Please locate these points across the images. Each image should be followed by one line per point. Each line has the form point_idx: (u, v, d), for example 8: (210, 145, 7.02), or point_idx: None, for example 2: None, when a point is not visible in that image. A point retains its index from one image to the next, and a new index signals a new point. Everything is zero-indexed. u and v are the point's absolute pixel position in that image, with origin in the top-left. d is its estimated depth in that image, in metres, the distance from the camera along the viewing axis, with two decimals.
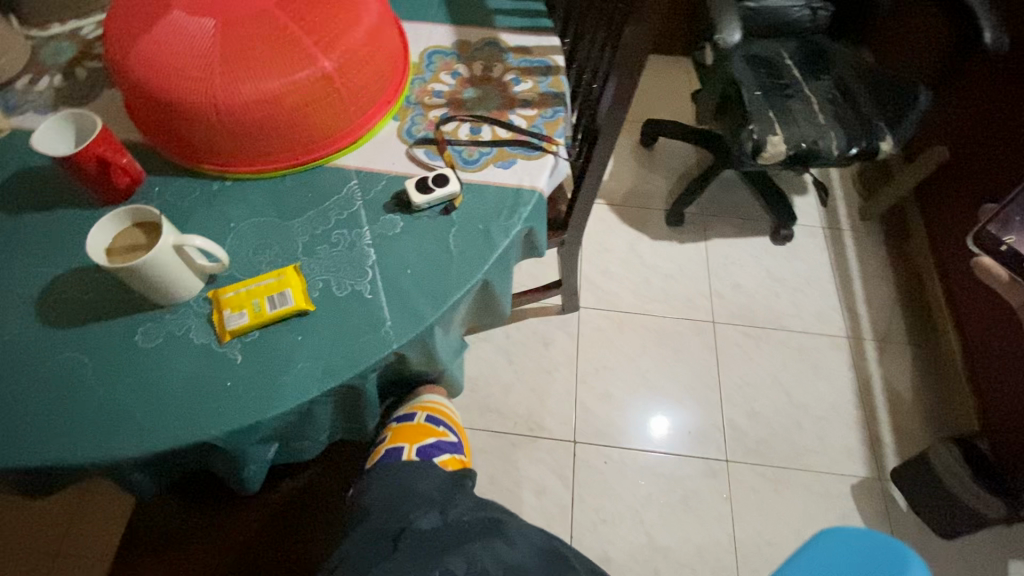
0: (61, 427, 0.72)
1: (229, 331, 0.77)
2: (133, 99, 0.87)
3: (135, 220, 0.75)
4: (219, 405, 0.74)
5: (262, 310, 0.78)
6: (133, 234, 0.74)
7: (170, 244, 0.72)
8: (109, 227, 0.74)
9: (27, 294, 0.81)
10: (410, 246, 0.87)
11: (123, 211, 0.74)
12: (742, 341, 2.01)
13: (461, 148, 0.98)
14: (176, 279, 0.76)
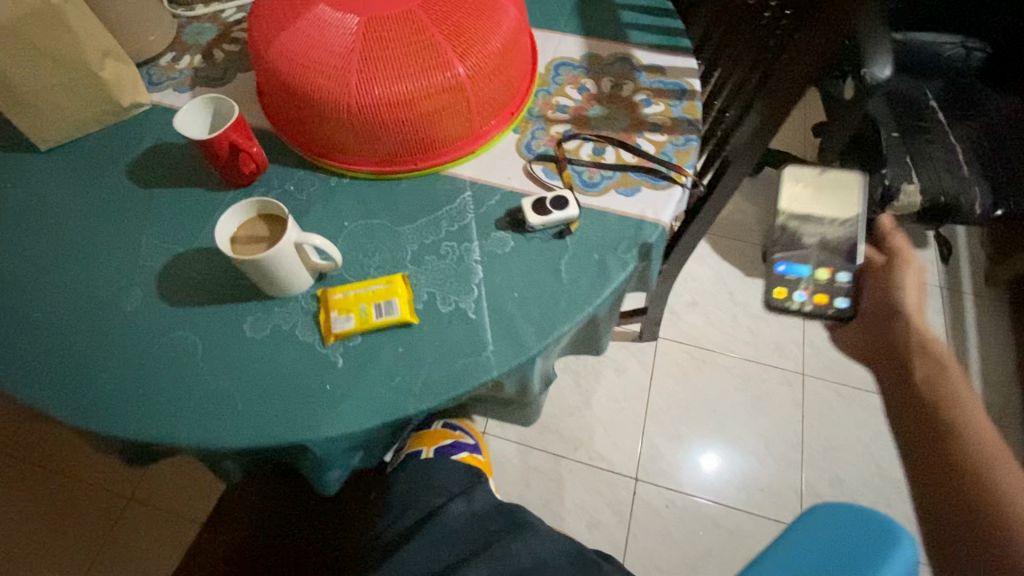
0: (166, 406, 0.73)
1: (333, 334, 0.76)
2: (269, 88, 0.88)
3: (261, 211, 0.75)
4: (316, 408, 0.72)
5: (369, 316, 0.77)
6: (256, 226, 0.74)
7: (291, 242, 0.72)
8: (236, 215, 0.74)
9: (150, 269, 0.83)
10: (520, 268, 0.83)
11: (252, 203, 0.74)
12: (830, 401, 1.83)
13: (582, 169, 0.92)
14: (290, 275, 0.76)
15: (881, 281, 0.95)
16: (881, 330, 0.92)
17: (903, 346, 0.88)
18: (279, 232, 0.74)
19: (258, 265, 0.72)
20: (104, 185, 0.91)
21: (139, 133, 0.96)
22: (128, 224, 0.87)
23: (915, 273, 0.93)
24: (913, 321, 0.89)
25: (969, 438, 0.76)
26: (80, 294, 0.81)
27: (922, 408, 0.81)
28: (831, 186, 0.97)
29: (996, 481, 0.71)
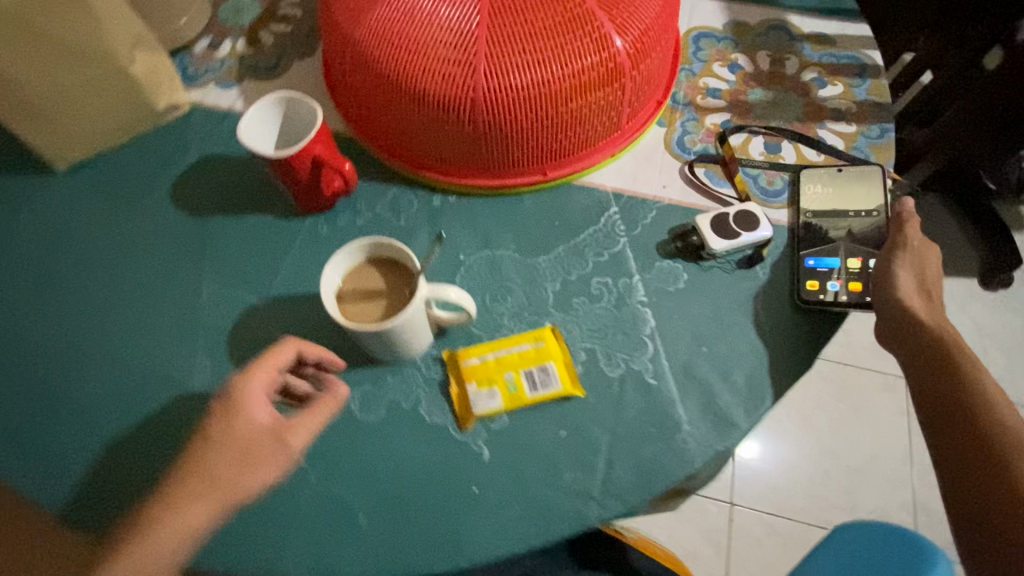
0: (260, 525, 0.54)
1: (475, 415, 0.57)
2: (354, 84, 0.67)
3: (372, 254, 0.56)
4: (465, 520, 0.54)
5: (520, 390, 0.58)
6: (369, 276, 0.55)
7: (421, 303, 0.53)
8: (342, 261, 0.55)
9: (216, 329, 0.63)
10: (701, 313, 0.63)
11: (364, 243, 0.54)
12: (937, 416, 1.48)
13: (757, 173, 0.72)
14: (410, 339, 0.57)
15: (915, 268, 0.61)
16: (901, 343, 0.59)
17: (932, 349, 0.57)
18: (400, 284, 0.55)
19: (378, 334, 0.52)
20: (143, 214, 0.71)
21: (180, 144, 0.75)
22: (180, 266, 0.67)
23: (934, 259, 0.62)
24: (921, 309, 0.59)
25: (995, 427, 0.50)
26: (128, 365, 0.62)
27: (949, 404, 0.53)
28: (855, 181, 0.68)
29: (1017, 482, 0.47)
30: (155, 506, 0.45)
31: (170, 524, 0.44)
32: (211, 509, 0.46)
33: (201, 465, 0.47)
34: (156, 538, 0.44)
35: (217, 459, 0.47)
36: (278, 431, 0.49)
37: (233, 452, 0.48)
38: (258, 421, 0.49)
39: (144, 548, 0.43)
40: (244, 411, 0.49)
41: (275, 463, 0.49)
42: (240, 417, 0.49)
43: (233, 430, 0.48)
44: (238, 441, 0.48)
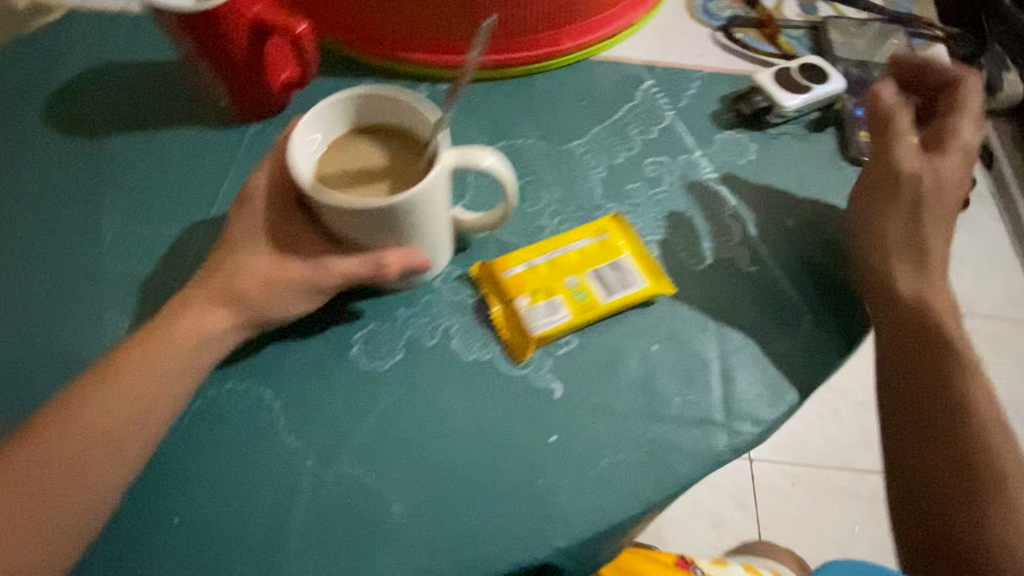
0: (240, 544, 0.35)
1: (535, 338, 0.41)
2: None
3: (367, 119, 0.39)
4: (549, 482, 0.37)
5: (591, 297, 0.42)
6: (364, 151, 0.38)
7: (442, 177, 0.35)
8: (321, 130, 0.38)
9: (133, 279, 0.43)
10: (785, 184, 0.51)
11: (351, 98, 0.37)
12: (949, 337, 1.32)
13: (799, 34, 0.60)
14: (432, 245, 0.39)
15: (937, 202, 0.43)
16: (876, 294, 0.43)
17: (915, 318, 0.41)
18: (410, 159, 0.38)
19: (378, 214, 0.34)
20: (1, 142, 0.49)
21: (53, 55, 0.54)
22: (64, 202, 0.46)
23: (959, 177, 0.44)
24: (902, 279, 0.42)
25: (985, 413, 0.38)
26: None
27: (938, 362, 0.39)
28: (878, 37, 0.59)
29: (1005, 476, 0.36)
30: (147, 332, 0.36)
31: (165, 355, 0.35)
32: (228, 329, 0.37)
33: (226, 275, 0.37)
34: (143, 366, 0.35)
35: (246, 262, 0.37)
36: (320, 244, 0.38)
37: (263, 260, 0.37)
38: (303, 227, 0.38)
39: (126, 378, 0.34)
40: (292, 206, 0.38)
41: (311, 289, 0.38)
42: (284, 216, 0.38)
43: (275, 232, 0.38)
44: (280, 245, 0.38)
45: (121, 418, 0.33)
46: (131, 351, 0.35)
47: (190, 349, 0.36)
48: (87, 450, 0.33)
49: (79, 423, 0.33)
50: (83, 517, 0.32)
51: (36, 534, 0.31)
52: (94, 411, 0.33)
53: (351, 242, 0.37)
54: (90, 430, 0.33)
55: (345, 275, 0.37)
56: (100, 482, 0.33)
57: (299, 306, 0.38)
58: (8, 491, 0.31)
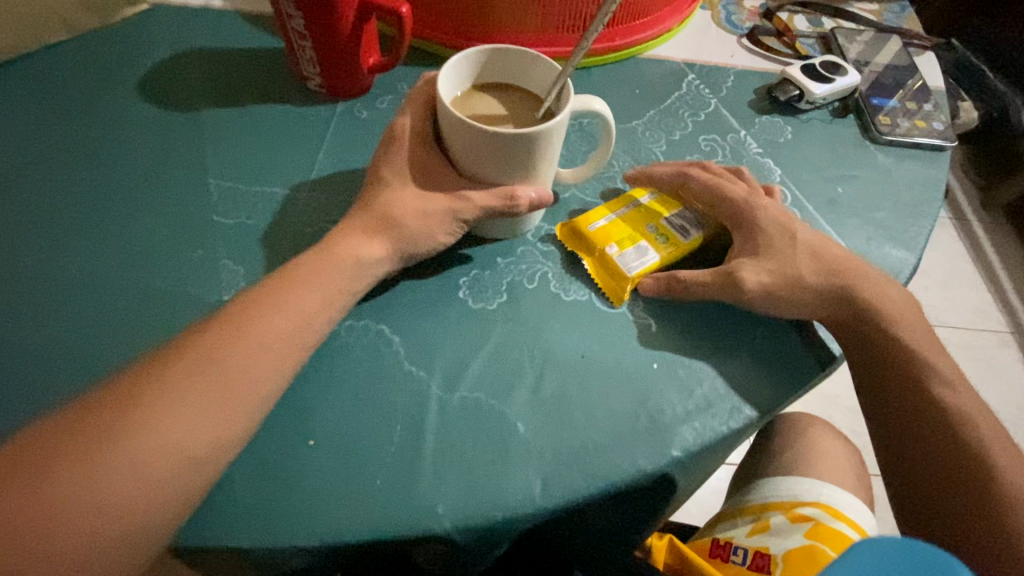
0: (376, 462, 0.35)
1: (632, 278, 0.44)
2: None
3: (497, 69, 0.46)
4: (658, 401, 0.40)
5: (672, 240, 0.46)
6: (493, 99, 0.45)
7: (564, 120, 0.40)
8: (461, 78, 0.45)
9: (246, 233, 0.45)
10: (821, 159, 0.57)
11: (485, 52, 0.44)
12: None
13: (812, 42, 0.69)
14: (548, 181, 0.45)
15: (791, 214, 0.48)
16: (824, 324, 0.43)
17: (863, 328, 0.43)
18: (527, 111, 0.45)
19: (526, 151, 0.40)
20: (101, 119, 0.51)
21: (144, 42, 0.57)
22: (170, 169, 0.48)
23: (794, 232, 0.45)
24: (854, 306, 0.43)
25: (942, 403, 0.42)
26: (113, 294, 0.41)
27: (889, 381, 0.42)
28: (879, 44, 0.68)
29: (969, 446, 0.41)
30: (307, 262, 0.39)
31: (327, 281, 0.39)
32: (378, 259, 0.41)
33: (377, 213, 0.42)
34: (307, 288, 0.38)
35: (394, 200, 0.43)
36: (460, 184, 0.43)
37: (408, 200, 0.43)
38: (445, 169, 0.44)
39: (293, 294, 0.37)
40: (435, 150, 0.44)
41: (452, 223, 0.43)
42: (428, 158, 0.44)
43: (419, 173, 0.43)
44: (424, 184, 0.43)
45: (291, 329, 0.36)
46: (297, 268, 0.39)
47: (348, 278, 0.40)
48: (262, 356, 0.35)
49: (253, 331, 0.35)
50: (255, 416, 0.34)
51: (215, 429, 0.32)
52: (266, 323, 0.36)
53: (481, 176, 0.42)
54: (265, 337, 0.35)
55: (484, 207, 0.42)
56: (270, 385, 0.34)
57: (438, 239, 0.43)
58: (188, 387, 0.32)
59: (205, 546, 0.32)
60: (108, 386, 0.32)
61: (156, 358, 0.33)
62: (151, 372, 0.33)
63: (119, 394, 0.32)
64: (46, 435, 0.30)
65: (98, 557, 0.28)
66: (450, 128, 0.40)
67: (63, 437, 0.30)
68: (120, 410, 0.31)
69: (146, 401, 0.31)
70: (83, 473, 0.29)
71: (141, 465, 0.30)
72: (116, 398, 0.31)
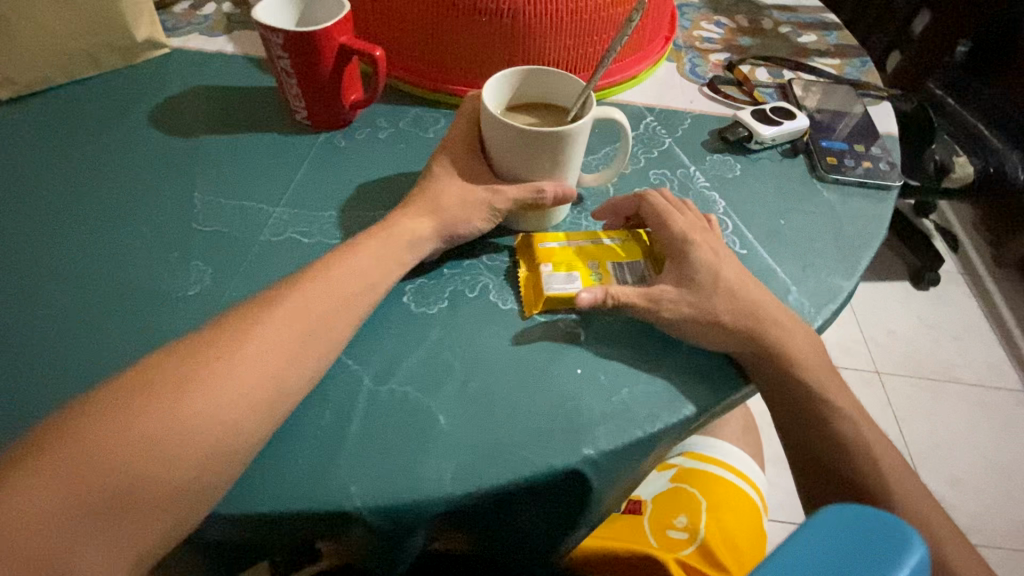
0: (302, 443, 0.38)
1: (548, 296, 0.46)
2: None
3: (526, 87, 0.51)
4: (579, 405, 0.42)
5: (606, 279, 0.48)
6: (525, 109, 0.50)
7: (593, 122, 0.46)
8: (497, 92, 0.50)
9: (222, 240, 0.50)
10: (768, 194, 0.60)
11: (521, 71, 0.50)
12: (920, 396, 1.35)
13: (770, 91, 0.74)
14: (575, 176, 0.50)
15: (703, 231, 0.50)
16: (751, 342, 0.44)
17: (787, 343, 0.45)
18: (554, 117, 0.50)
19: (556, 149, 0.45)
20: (112, 141, 0.58)
21: (161, 81, 0.65)
22: (165, 184, 0.54)
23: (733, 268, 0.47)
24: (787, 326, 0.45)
25: (843, 413, 0.45)
26: (96, 287, 0.46)
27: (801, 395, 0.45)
28: (833, 94, 0.72)
29: (871, 450, 0.43)
30: (341, 260, 0.44)
31: (362, 279, 0.43)
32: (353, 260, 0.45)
33: (425, 204, 0.48)
34: (343, 284, 0.42)
35: (445, 193, 0.48)
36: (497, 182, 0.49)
37: (449, 194, 0.48)
38: (483, 172, 0.50)
39: (330, 290, 0.42)
40: (475, 154, 0.50)
41: (493, 212, 0.48)
42: (471, 161, 0.50)
43: (463, 171, 0.49)
44: (467, 180, 0.49)
45: (324, 320, 0.40)
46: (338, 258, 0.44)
47: (380, 278, 0.44)
48: (300, 344, 0.39)
49: (295, 321, 0.39)
50: (291, 398, 0.38)
51: (256, 406, 0.36)
52: (306, 315, 0.40)
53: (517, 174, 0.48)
54: (304, 328, 0.39)
55: (518, 199, 0.48)
56: (306, 373, 0.39)
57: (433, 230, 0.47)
58: (235, 366, 0.36)
59: (229, 513, 0.35)
60: (163, 359, 0.36)
61: (205, 339, 0.37)
62: (202, 351, 0.36)
63: (175, 368, 0.35)
64: (109, 399, 0.33)
65: (148, 511, 0.32)
66: (490, 134, 0.46)
67: (126, 401, 0.33)
68: (177, 382, 0.35)
69: (199, 375, 0.35)
70: (142, 434, 0.32)
71: (193, 432, 0.33)
72: (173, 371, 0.35)
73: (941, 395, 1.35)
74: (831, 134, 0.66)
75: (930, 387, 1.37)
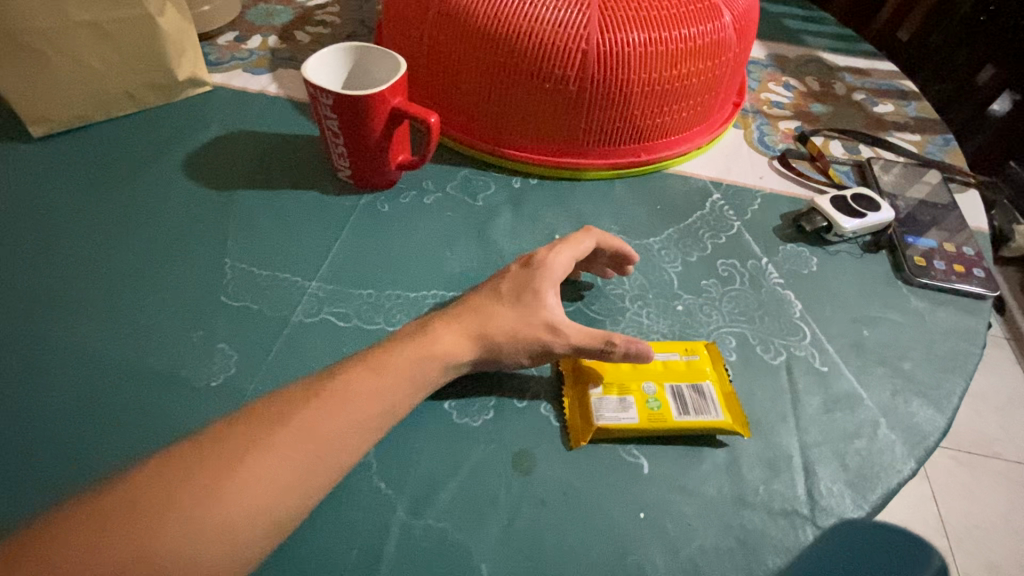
0: None
1: (600, 428, 0.41)
2: (419, 50, 0.57)
3: None
4: (641, 559, 0.36)
5: (664, 408, 0.42)
6: None
7: None
8: None
9: (253, 317, 0.46)
10: (848, 295, 0.54)
11: None
12: (956, 471, 1.12)
13: (846, 170, 0.68)
14: None
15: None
16: None
17: None
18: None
19: None
20: (147, 189, 0.55)
21: (201, 123, 0.62)
22: (197, 243, 0.51)
23: None
24: None
25: None
26: (108, 365, 0.42)
27: None
28: (916, 179, 0.66)
29: None
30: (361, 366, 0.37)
31: (379, 395, 0.37)
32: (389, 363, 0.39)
33: (474, 320, 0.42)
34: (357, 401, 0.36)
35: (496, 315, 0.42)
36: (560, 313, 0.43)
37: (501, 298, 0.43)
38: (550, 298, 0.43)
39: (337, 408, 0.35)
40: (538, 273, 0.44)
41: (540, 351, 0.42)
42: (537, 281, 0.43)
43: (524, 294, 0.43)
44: (528, 304, 0.42)
45: (334, 437, 0.34)
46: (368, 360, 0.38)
47: (401, 394, 0.38)
48: (295, 476, 0.33)
49: (295, 448, 0.33)
50: (271, 539, 0.32)
51: (234, 544, 0.30)
52: (311, 439, 0.34)
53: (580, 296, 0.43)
54: (305, 455, 0.33)
55: (580, 345, 0.41)
56: (297, 510, 0.32)
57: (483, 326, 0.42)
58: (217, 501, 0.30)
59: None
60: (134, 478, 0.30)
61: (191, 457, 0.31)
62: (183, 475, 0.30)
63: (144, 495, 0.29)
64: (62, 526, 0.28)
65: None
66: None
67: (81, 533, 0.28)
68: (144, 517, 0.29)
69: (173, 510, 0.29)
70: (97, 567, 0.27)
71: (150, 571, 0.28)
72: (144, 499, 0.29)
73: (980, 473, 1.11)
74: (917, 226, 0.60)
75: (971, 462, 1.13)
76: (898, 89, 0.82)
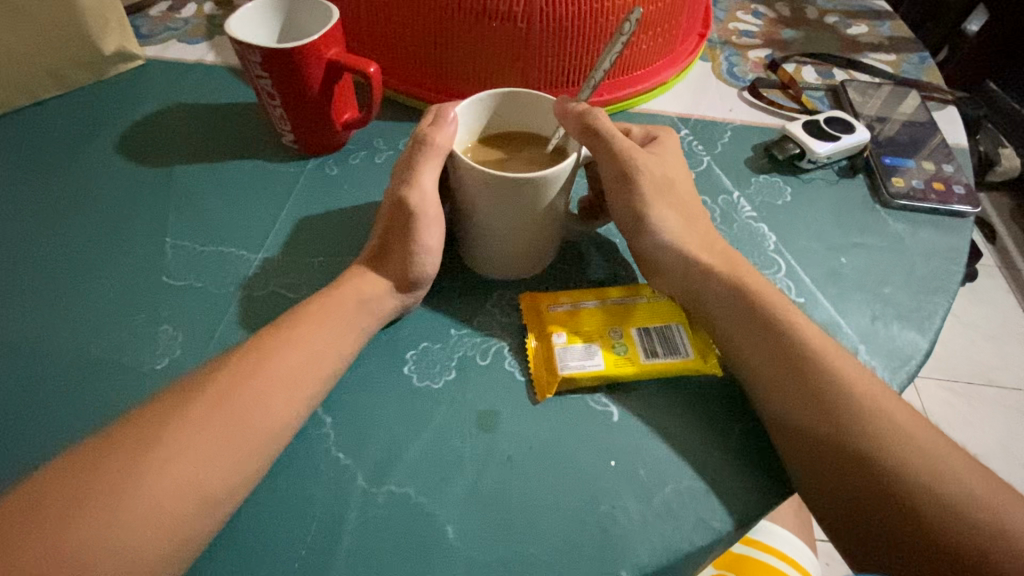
0: (285, 560, 0.32)
1: (565, 377, 0.39)
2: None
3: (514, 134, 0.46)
4: (614, 506, 0.35)
5: (631, 352, 0.40)
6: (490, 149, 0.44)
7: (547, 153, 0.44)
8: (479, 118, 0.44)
9: (198, 295, 0.44)
10: (826, 223, 0.52)
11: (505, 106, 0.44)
12: (954, 403, 1.11)
13: (820, 95, 0.64)
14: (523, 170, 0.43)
15: (668, 194, 0.44)
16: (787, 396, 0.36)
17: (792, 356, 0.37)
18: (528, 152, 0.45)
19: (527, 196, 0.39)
20: (80, 171, 0.52)
21: (134, 98, 0.59)
22: (135, 223, 0.48)
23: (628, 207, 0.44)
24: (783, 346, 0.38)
25: None
26: (45, 357, 0.40)
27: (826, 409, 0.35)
28: (893, 100, 0.63)
29: None
30: (270, 333, 0.37)
31: (305, 347, 0.37)
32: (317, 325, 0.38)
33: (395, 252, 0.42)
34: (273, 356, 0.36)
35: (419, 228, 0.41)
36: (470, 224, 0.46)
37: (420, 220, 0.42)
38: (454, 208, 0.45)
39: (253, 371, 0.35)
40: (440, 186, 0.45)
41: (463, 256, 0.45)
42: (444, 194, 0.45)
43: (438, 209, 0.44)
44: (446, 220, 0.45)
45: (259, 398, 0.34)
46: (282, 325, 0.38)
47: (327, 344, 0.38)
48: (216, 450, 0.32)
49: (214, 420, 0.33)
50: (209, 518, 0.31)
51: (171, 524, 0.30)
52: (222, 410, 0.33)
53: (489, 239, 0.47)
54: (223, 423, 0.33)
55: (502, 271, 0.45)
56: (231, 480, 0.32)
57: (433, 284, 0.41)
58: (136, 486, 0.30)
59: None
60: (45, 479, 0.30)
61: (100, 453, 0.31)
62: (90, 473, 0.30)
63: (57, 492, 0.29)
64: None
65: None
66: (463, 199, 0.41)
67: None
68: (60, 515, 0.28)
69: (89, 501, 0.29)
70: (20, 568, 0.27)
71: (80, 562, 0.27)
72: (60, 497, 0.29)
73: (976, 403, 1.11)
74: (893, 147, 0.57)
75: (968, 393, 1.13)
76: (873, 9, 0.78)
